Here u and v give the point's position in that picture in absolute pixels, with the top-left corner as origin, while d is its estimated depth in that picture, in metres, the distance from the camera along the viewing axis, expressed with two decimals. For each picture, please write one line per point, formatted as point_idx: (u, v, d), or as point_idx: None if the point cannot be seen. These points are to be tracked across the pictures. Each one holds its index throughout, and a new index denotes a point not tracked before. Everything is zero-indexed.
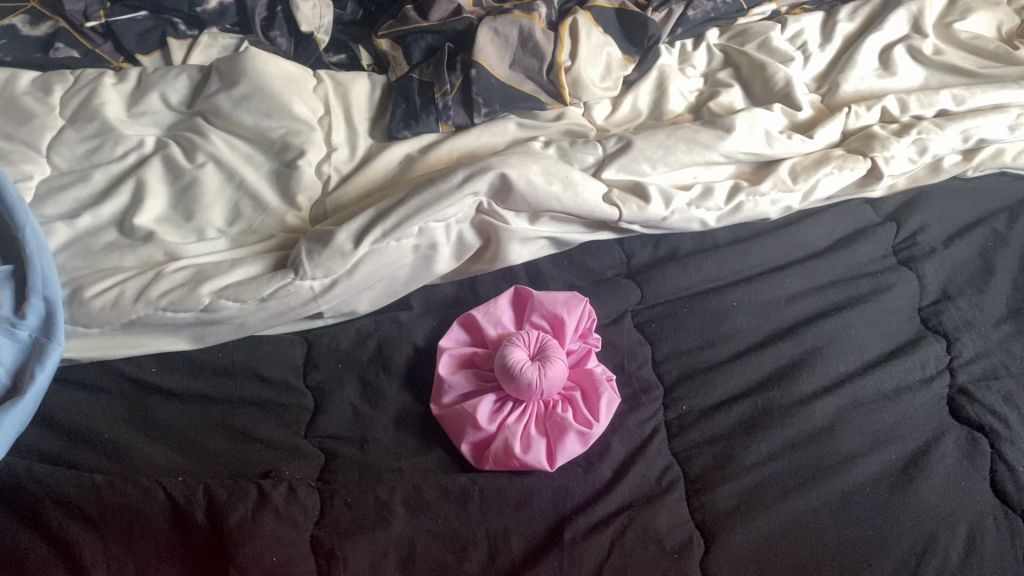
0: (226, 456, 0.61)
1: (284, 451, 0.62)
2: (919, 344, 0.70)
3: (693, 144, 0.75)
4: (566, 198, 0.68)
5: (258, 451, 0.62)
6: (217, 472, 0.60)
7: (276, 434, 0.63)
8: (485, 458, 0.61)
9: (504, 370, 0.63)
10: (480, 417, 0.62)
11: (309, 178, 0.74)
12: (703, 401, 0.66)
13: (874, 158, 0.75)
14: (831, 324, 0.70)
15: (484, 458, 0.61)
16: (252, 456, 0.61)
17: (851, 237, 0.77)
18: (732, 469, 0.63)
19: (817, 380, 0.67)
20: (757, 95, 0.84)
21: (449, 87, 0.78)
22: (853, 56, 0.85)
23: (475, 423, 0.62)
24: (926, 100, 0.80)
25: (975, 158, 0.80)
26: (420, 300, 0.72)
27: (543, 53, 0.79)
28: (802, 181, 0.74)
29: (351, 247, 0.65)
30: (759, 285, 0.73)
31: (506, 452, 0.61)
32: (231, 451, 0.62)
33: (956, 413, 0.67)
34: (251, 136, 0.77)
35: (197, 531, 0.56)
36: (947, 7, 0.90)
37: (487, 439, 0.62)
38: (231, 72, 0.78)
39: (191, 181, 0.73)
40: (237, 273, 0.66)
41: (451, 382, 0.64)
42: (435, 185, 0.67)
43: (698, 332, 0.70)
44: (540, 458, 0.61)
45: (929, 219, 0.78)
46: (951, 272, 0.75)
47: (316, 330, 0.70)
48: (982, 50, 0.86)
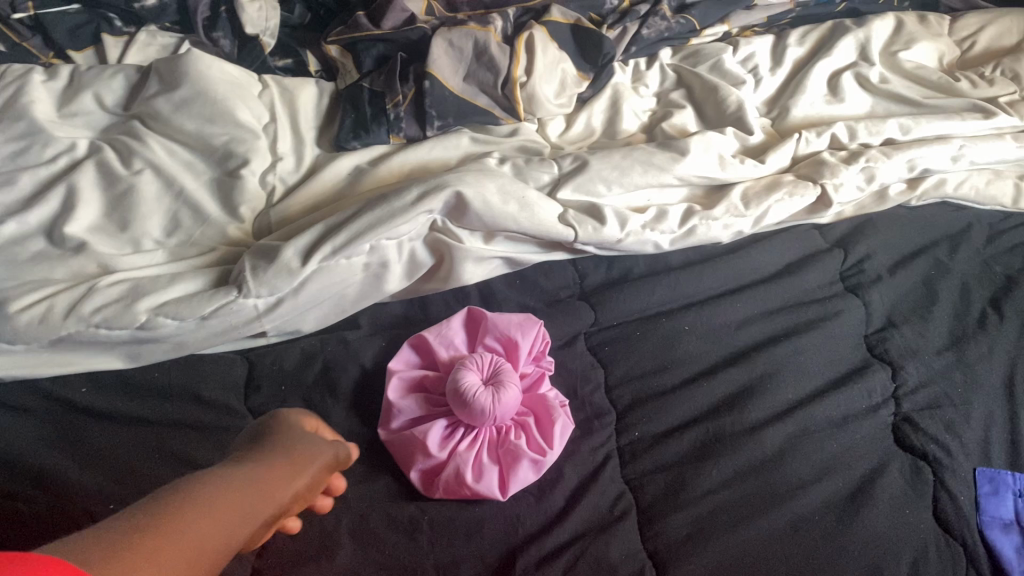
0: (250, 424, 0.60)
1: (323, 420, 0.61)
2: (866, 372, 0.71)
3: (648, 166, 0.73)
4: (522, 218, 0.67)
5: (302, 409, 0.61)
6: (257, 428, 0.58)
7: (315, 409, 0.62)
8: (434, 487, 0.60)
9: (456, 395, 0.61)
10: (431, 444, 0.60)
11: (253, 189, 0.71)
12: (656, 427, 0.66)
13: (824, 184, 0.76)
14: (782, 350, 0.71)
15: (433, 487, 0.60)
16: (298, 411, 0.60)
17: (801, 262, 0.77)
18: (684, 498, 0.62)
19: (767, 406, 0.68)
20: (709, 117, 0.83)
21: (402, 97, 0.77)
22: (803, 82, 0.85)
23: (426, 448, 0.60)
24: (873, 129, 0.80)
25: (919, 188, 0.80)
26: (368, 319, 0.69)
27: (498, 68, 0.78)
28: (753, 207, 0.74)
29: (299, 264, 0.62)
30: (711, 309, 0.73)
31: (457, 481, 0.59)
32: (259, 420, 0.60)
33: (901, 441, 0.68)
34: (191, 141, 0.73)
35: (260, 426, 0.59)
36: (892, 36, 0.92)
37: (437, 466, 0.60)
38: (172, 73, 0.74)
39: (127, 189, 0.69)
40: (175, 289, 0.63)
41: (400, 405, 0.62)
42: (388, 203, 0.65)
43: (652, 356, 0.70)
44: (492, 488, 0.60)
45: (875, 246, 0.78)
46: (896, 299, 0.75)
47: (258, 349, 0.66)
48: (926, 81, 0.87)
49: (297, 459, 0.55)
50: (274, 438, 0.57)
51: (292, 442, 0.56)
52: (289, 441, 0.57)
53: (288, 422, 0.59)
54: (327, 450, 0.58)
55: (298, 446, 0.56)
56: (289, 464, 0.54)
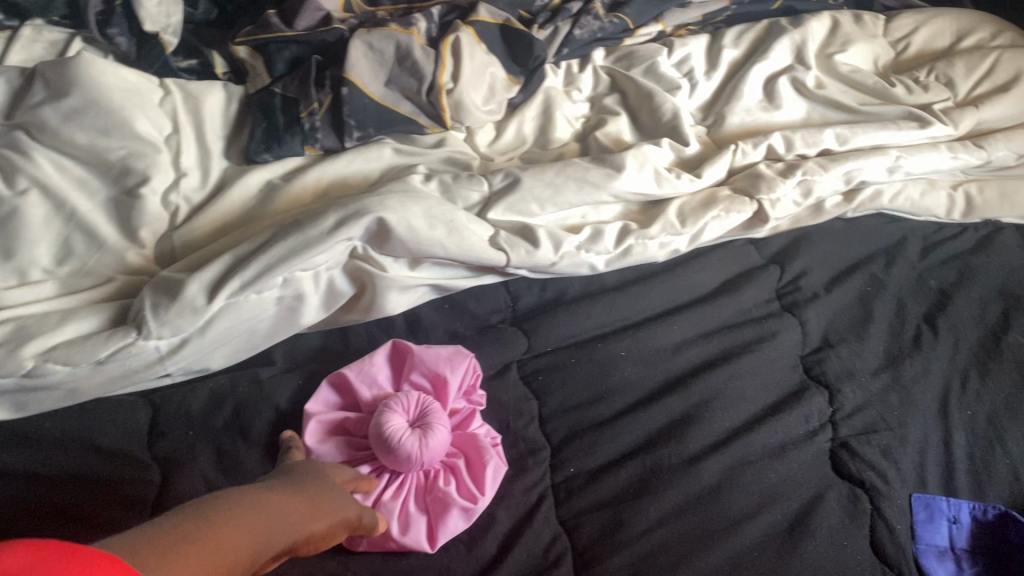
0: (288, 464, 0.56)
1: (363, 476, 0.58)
2: (803, 396, 0.69)
3: (582, 183, 0.70)
4: (450, 244, 0.62)
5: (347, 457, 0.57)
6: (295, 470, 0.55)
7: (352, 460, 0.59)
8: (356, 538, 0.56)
9: (377, 440, 0.58)
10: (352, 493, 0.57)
11: (154, 210, 0.65)
12: (591, 462, 0.63)
13: (760, 200, 0.73)
14: (718, 375, 0.69)
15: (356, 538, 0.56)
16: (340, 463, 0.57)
17: (736, 281, 0.75)
18: (621, 538, 0.59)
19: (704, 436, 0.65)
20: (644, 125, 0.80)
21: (317, 105, 0.71)
22: (738, 88, 0.82)
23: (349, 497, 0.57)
24: (810, 139, 0.78)
25: (855, 200, 0.78)
26: (283, 353, 0.65)
27: (422, 73, 0.72)
28: (690, 224, 0.71)
29: (204, 302, 0.57)
30: (647, 333, 0.70)
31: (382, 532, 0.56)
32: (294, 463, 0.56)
33: (839, 468, 0.66)
34: (83, 155, 0.66)
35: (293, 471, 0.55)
36: (828, 37, 0.89)
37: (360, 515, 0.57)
38: (60, 80, 0.67)
39: (10, 212, 0.63)
40: (66, 330, 0.57)
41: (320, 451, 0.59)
42: (303, 230, 0.59)
43: (586, 385, 0.67)
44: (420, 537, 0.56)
45: (811, 263, 0.77)
46: (832, 318, 0.74)
47: (162, 390, 0.61)
48: (861, 85, 0.85)
49: (321, 507, 0.51)
50: (307, 477, 0.53)
51: (323, 486, 0.53)
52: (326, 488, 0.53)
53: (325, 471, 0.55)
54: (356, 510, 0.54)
55: (328, 493, 0.53)
56: (317, 506, 0.51)
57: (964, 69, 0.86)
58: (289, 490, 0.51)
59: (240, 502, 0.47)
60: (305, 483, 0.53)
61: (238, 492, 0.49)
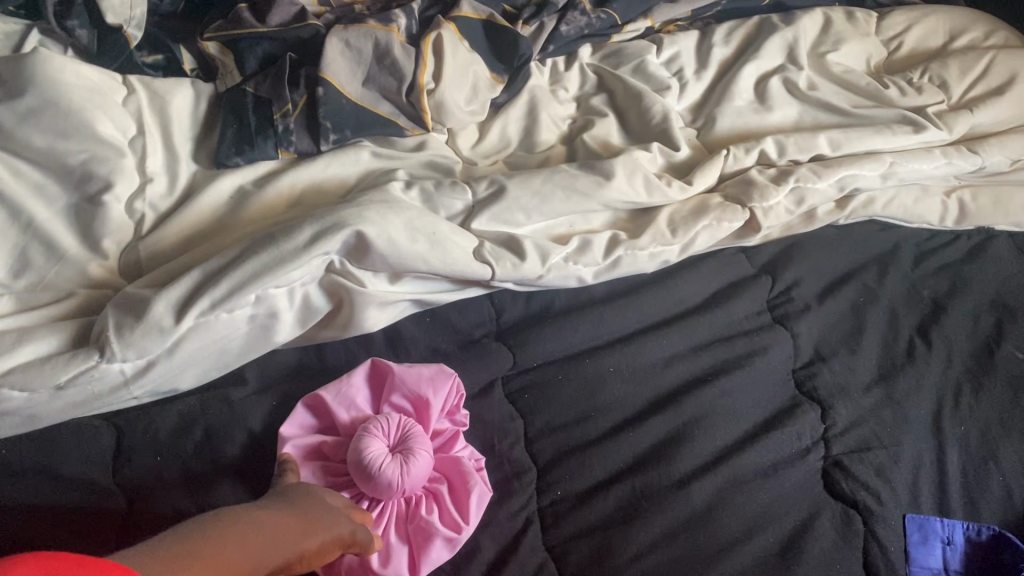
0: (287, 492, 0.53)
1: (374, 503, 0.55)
2: (795, 413, 0.67)
3: (570, 192, 0.67)
4: (433, 257, 0.59)
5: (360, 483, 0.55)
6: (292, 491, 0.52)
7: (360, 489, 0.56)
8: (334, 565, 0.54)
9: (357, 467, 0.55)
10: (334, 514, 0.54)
11: (118, 219, 0.62)
12: (578, 485, 0.61)
13: (753, 209, 0.71)
14: (708, 392, 0.66)
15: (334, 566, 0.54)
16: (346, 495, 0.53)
17: (727, 292, 0.73)
18: (609, 566, 0.57)
19: (693, 457, 0.63)
20: (632, 128, 0.77)
21: (291, 106, 0.67)
22: (729, 89, 0.80)
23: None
24: (803, 144, 0.76)
25: (848, 207, 0.76)
26: (256, 371, 0.62)
27: (402, 72, 0.69)
28: (681, 233, 0.69)
29: (172, 322, 0.53)
30: (635, 348, 0.68)
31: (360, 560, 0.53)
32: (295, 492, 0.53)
33: (831, 487, 0.64)
34: (40, 159, 0.62)
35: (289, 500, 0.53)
36: (820, 36, 0.87)
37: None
38: (16, 78, 0.63)
39: None
40: (24, 351, 0.53)
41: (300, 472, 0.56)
42: (277, 244, 0.56)
43: (573, 404, 0.64)
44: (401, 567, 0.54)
45: (803, 273, 0.74)
46: (824, 331, 0.72)
47: (127, 412, 0.58)
48: (854, 87, 0.83)
49: (314, 525, 0.48)
50: (299, 497, 0.51)
51: (315, 505, 0.50)
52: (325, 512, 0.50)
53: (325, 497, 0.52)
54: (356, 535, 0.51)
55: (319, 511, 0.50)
56: (309, 523, 0.48)
57: (958, 70, 0.84)
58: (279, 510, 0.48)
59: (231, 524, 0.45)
60: (301, 501, 0.50)
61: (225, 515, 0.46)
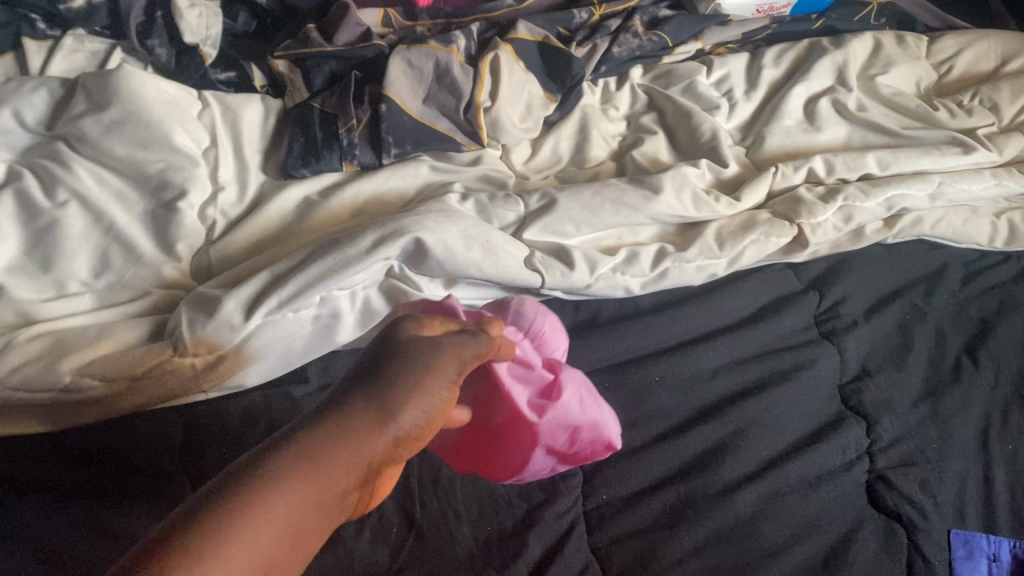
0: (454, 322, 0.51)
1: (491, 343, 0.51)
2: (841, 426, 0.67)
3: (619, 205, 0.69)
4: (487, 265, 0.62)
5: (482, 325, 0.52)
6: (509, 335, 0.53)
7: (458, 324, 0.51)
8: (545, 407, 0.56)
9: (532, 333, 0.60)
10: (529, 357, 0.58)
11: (191, 223, 0.65)
12: (624, 489, 0.63)
13: (800, 225, 0.73)
14: (755, 403, 0.67)
15: (539, 408, 0.56)
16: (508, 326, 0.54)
17: (774, 306, 0.74)
18: (653, 568, 0.59)
19: (739, 466, 0.64)
20: (682, 145, 0.79)
21: (356, 122, 0.71)
22: (778, 110, 0.82)
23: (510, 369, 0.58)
24: (852, 162, 0.77)
25: (896, 226, 0.77)
26: (317, 369, 0.64)
27: (461, 91, 0.72)
28: (728, 248, 0.71)
29: (241, 319, 0.57)
30: (683, 358, 0.69)
31: (570, 410, 0.57)
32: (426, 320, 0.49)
33: (875, 501, 0.65)
34: (122, 167, 0.67)
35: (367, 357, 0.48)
36: (869, 58, 0.88)
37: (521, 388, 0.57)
38: (101, 93, 0.68)
39: (49, 224, 0.63)
40: (104, 345, 0.57)
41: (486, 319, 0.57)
42: (341, 248, 0.59)
43: (620, 411, 0.66)
44: (579, 437, 0.58)
45: (851, 289, 0.75)
46: (871, 346, 0.72)
47: (197, 404, 0.61)
48: (904, 108, 0.84)
49: (414, 398, 0.45)
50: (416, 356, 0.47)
51: (412, 366, 0.46)
52: (412, 380, 0.45)
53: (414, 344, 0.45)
54: (445, 401, 0.47)
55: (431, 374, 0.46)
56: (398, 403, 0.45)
57: (1009, 94, 0.85)
58: (373, 396, 0.45)
59: (304, 449, 0.42)
60: (415, 359, 0.46)
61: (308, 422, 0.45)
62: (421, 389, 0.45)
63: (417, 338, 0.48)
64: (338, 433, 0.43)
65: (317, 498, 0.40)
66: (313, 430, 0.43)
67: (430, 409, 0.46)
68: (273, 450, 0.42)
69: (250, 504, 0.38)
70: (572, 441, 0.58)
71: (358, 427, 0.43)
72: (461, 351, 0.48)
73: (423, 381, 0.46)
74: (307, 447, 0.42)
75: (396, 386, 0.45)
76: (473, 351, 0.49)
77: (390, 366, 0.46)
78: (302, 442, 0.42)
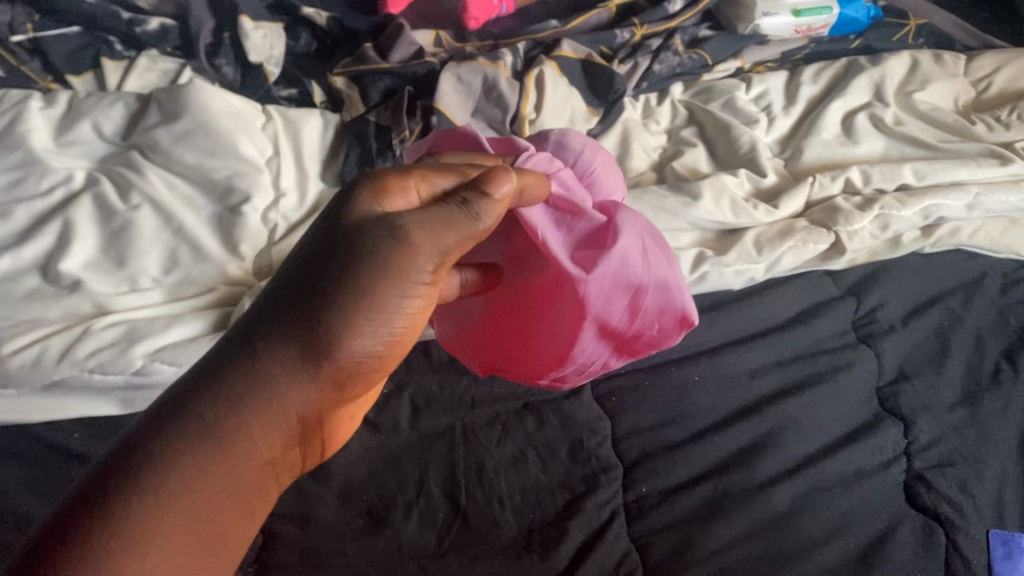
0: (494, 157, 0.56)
1: (481, 200, 0.46)
2: (877, 427, 0.69)
3: (660, 210, 0.74)
4: None
5: (503, 165, 0.50)
6: (541, 176, 0.52)
7: (449, 185, 0.48)
8: (596, 261, 0.53)
9: (582, 169, 0.61)
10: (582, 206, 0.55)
11: (253, 225, 0.69)
12: (664, 482, 0.64)
13: (838, 232, 0.75)
14: (792, 403, 0.69)
15: (590, 263, 0.54)
16: (511, 182, 0.48)
17: (813, 310, 0.76)
18: (691, 557, 0.60)
19: (777, 463, 0.65)
20: (721, 157, 0.82)
21: (409, 133, 0.75)
22: (815, 124, 0.84)
23: (560, 226, 0.56)
24: (889, 173, 0.79)
25: (933, 235, 0.79)
26: None
27: (507, 104, 0.76)
28: (766, 253, 0.73)
29: None
30: (721, 359, 0.71)
31: (628, 262, 0.54)
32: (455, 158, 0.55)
33: (913, 501, 0.65)
34: (191, 175, 0.71)
35: (312, 260, 0.43)
36: (907, 76, 0.91)
37: (574, 245, 0.55)
38: (172, 104, 0.73)
39: (124, 225, 0.67)
40: (172, 333, 0.61)
41: (533, 161, 0.56)
42: None
43: (659, 409, 0.68)
44: (643, 305, 0.56)
45: (888, 295, 0.77)
46: (907, 351, 0.74)
47: None
48: (940, 122, 0.86)
49: (363, 321, 0.42)
50: (387, 249, 0.43)
51: (373, 285, 0.42)
52: (368, 281, 0.42)
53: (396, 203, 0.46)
54: (406, 314, 0.44)
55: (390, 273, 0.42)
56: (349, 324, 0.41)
57: None
58: (311, 334, 0.41)
59: (236, 398, 0.40)
60: (374, 273, 0.42)
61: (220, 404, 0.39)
62: (370, 309, 0.42)
63: (372, 226, 0.43)
64: (274, 366, 0.41)
65: (240, 470, 0.39)
66: (252, 352, 0.40)
67: (380, 335, 0.43)
68: (189, 428, 0.38)
69: (181, 468, 0.37)
70: (634, 307, 0.56)
71: (295, 364, 0.41)
72: (427, 223, 0.44)
73: (374, 299, 0.42)
74: (245, 389, 0.40)
75: (340, 308, 0.41)
76: (443, 215, 0.45)
77: (341, 269, 0.42)
78: (230, 386, 0.40)
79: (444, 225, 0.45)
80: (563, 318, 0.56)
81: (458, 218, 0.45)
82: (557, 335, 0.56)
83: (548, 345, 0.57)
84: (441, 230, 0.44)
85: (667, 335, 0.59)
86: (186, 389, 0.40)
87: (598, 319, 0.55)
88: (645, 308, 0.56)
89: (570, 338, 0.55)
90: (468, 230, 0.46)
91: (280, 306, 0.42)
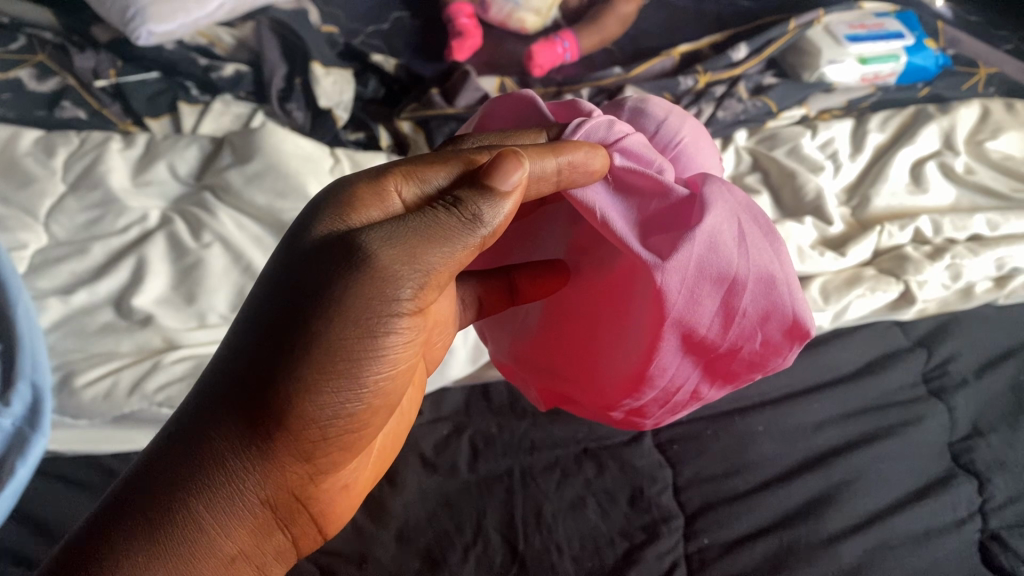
0: (541, 130, 0.51)
1: (475, 200, 0.42)
2: (950, 483, 0.66)
3: None
4: None
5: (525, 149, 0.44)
6: (592, 149, 0.46)
7: (443, 182, 0.44)
8: (676, 244, 0.46)
9: (666, 140, 0.53)
10: (658, 179, 0.48)
11: None
12: (727, 534, 0.62)
13: (907, 280, 0.75)
14: (861, 456, 0.67)
15: (669, 248, 0.46)
16: (518, 168, 0.42)
17: (881, 361, 0.74)
18: None
19: (844, 517, 0.63)
20: (786, 204, 0.82)
21: None
22: (884, 171, 0.83)
23: (635, 205, 0.49)
24: (959, 223, 0.79)
25: (1007, 286, 0.78)
26: (430, 404, 0.70)
27: None
28: (833, 302, 0.73)
29: None
30: (786, 410, 0.70)
31: (716, 245, 0.46)
32: (492, 136, 0.50)
33: (989, 561, 0.61)
34: (261, 216, 0.73)
35: (269, 295, 0.40)
36: (977, 125, 0.89)
37: (651, 229, 0.48)
38: (245, 149, 0.76)
39: (195, 262, 0.68)
40: None
41: (585, 130, 0.49)
42: None
43: (721, 459, 0.67)
44: (737, 307, 0.47)
45: (960, 347, 0.75)
46: (982, 405, 0.71)
47: None
48: (1013, 170, 0.83)
49: (321, 370, 0.38)
50: (342, 294, 0.38)
51: (322, 340, 0.38)
52: (322, 330, 0.38)
53: (372, 214, 0.42)
54: (378, 361, 0.41)
55: (351, 309, 0.38)
56: (314, 370, 0.38)
57: None
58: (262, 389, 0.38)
59: (185, 483, 0.39)
60: (323, 326, 0.38)
61: (184, 476, 0.39)
62: (326, 369, 0.38)
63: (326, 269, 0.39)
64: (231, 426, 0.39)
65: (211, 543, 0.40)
66: (206, 424, 0.39)
67: (347, 392, 0.40)
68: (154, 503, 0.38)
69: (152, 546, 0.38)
70: (727, 309, 0.47)
71: (246, 431, 0.39)
72: (402, 240, 0.40)
73: (332, 349, 0.38)
74: (207, 463, 0.39)
75: (293, 366, 0.38)
76: (425, 227, 0.40)
77: (298, 311, 0.39)
78: (191, 452, 0.39)
79: (427, 240, 0.40)
80: (640, 328, 0.50)
81: (445, 228, 0.41)
82: (632, 352, 0.51)
83: (622, 364, 0.52)
84: (422, 246, 0.40)
85: (774, 348, 0.49)
86: (139, 475, 0.40)
87: (681, 324, 0.47)
88: (742, 310, 0.47)
89: (647, 354, 0.49)
90: (462, 239, 0.41)
91: (234, 361, 0.39)
